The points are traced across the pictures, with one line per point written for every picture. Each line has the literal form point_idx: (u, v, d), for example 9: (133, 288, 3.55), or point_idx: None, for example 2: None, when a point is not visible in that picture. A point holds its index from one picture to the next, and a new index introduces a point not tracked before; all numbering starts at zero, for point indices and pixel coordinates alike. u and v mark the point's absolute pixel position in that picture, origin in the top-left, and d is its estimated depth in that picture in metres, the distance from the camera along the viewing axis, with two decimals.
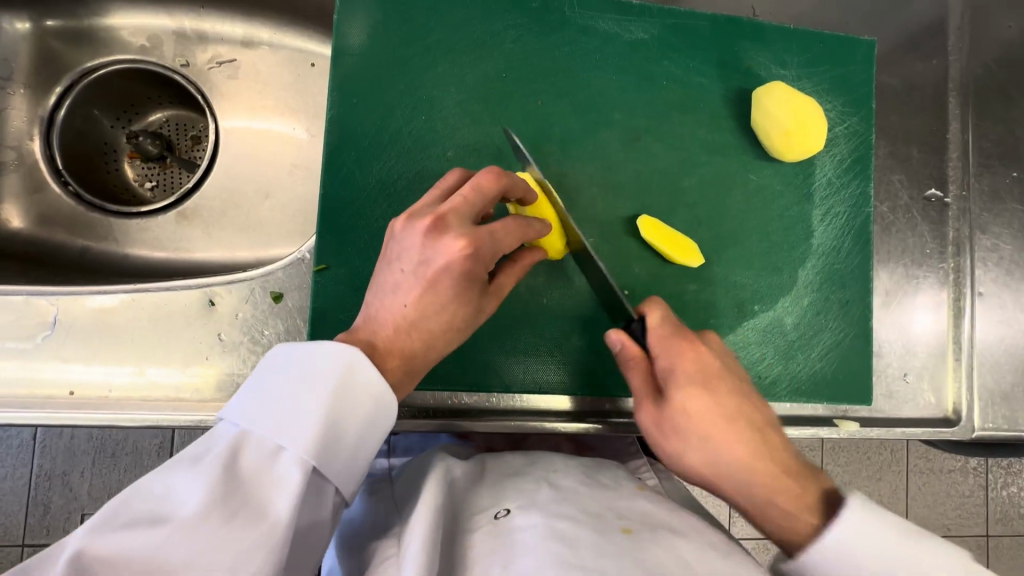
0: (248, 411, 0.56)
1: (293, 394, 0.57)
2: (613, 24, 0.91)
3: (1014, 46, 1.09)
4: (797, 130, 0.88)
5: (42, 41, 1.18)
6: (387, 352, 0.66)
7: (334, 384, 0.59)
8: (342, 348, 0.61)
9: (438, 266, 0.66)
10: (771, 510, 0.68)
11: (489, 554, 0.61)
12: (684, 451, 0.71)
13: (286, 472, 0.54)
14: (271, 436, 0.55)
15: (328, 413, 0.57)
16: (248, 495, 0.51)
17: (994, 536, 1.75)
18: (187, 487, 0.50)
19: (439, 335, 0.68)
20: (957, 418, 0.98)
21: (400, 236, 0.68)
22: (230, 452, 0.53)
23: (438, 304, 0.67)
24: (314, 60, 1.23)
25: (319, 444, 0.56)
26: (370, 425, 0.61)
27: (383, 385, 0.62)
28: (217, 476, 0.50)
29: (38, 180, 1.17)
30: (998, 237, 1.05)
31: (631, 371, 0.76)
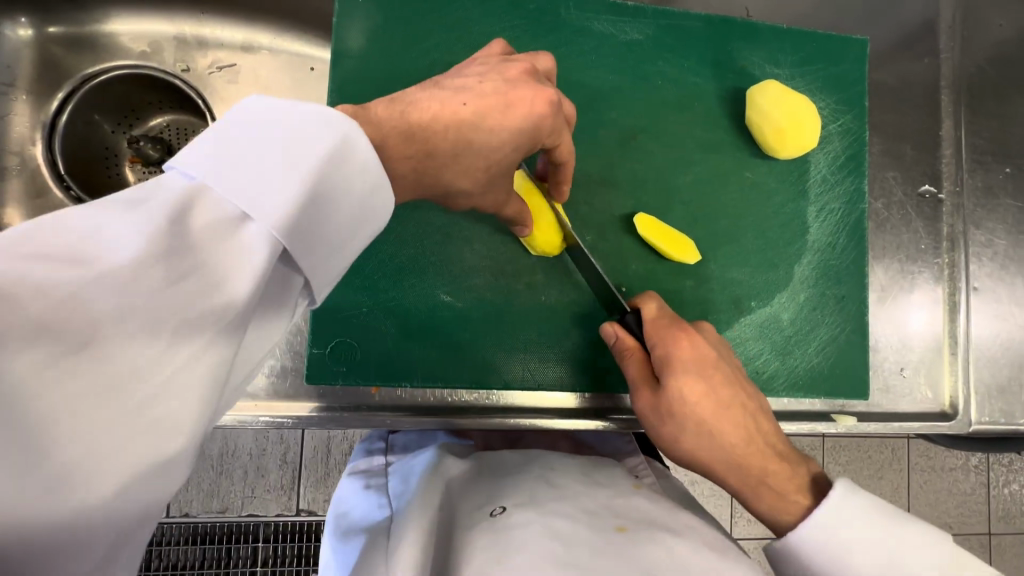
0: (209, 161, 0.44)
1: (268, 161, 0.45)
2: (609, 25, 0.92)
3: (1006, 44, 1.11)
4: (791, 127, 0.89)
5: (44, 48, 1.20)
6: (417, 140, 0.59)
7: (323, 155, 0.48)
8: (337, 119, 0.49)
9: (521, 94, 0.63)
10: (761, 492, 0.72)
11: (484, 548, 0.60)
12: (683, 439, 0.72)
13: (253, 243, 0.43)
14: (235, 197, 0.43)
15: (312, 188, 0.47)
16: (199, 260, 0.41)
17: (996, 534, 1.76)
18: (120, 229, 0.39)
19: (472, 154, 0.62)
20: (954, 412, 0.99)
21: (495, 64, 0.68)
22: (183, 203, 0.41)
23: (502, 123, 0.62)
24: (313, 64, 1.24)
25: (297, 222, 0.46)
26: (355, 219, 0.52)
27: (377, 175, 0.52)
28: (161, 224, 0.39)
29: (39, 186, 1.18)
30: (993, 232, 1.06)
31: (626, 361, 0.78)
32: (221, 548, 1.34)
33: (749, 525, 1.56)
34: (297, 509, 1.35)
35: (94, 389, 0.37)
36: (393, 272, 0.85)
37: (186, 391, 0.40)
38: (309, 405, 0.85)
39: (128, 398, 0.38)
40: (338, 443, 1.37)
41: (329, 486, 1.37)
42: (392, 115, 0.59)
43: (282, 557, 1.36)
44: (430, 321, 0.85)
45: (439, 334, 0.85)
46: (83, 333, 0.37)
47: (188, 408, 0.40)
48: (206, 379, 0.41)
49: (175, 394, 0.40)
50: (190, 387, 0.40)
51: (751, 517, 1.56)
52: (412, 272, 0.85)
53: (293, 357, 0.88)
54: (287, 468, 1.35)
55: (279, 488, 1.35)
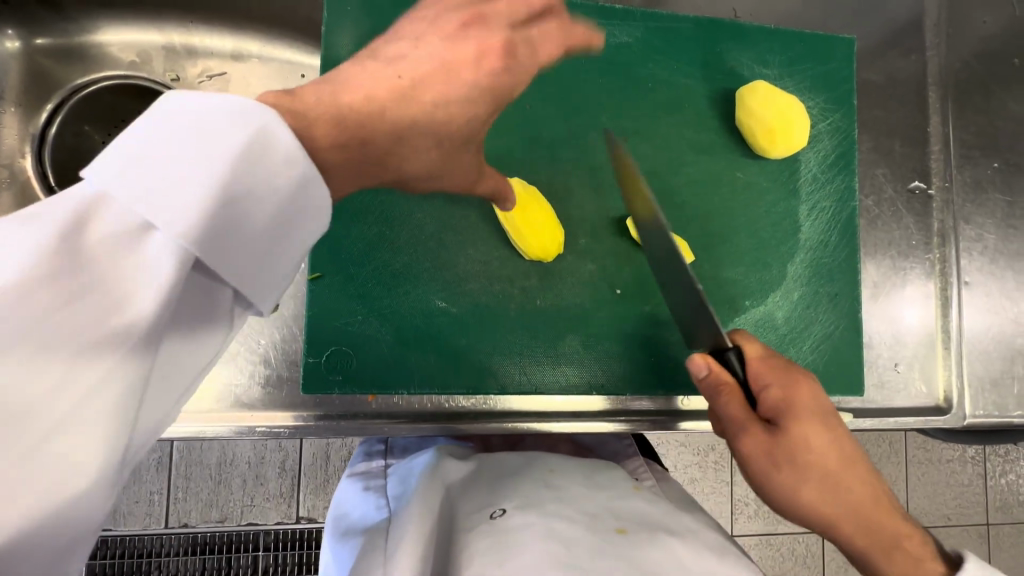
0: (113, 169, 0.41)
1: (176, 166, 0.42)
2: (598, 28, 0.92)
3: (991, 40, 1.12)
4: (781, 128, 0.90)
5: (32, 59, 1.19)
6: (346, 123, 0.52)
7: (235, 152, 0.43)
8: (254, 110, 0.44)
9: (466, 65, 0.60)
10: (896, 556, 0.68)
11: (485, 550, 0.60)
12: (802, 489, 0.68)
13: (159, 253, 0.41)
14: (140, 207, 0.40)
15: (225, 190, 0.43)
16: (99, 276, 0.39)
17: (994, 524, 1.77)
18: (7, 248, 0.37)
19: (420, 129, 0.58)
20: (949, 405, 1.00)
21: (431, 21, 0.63)
22: (81, 212, 0.39)
23: (450, 91, 0.59)
24: (304, 72, 1.24)
25: (209, 227, 0.43)
26: (283, 213, 0.48)
27: (304, 163, 0.47)
28: (51, 236, 0.37)
29: (29, 199, 1.17)
30: (983, 227, 1.07)
31: (723, 400, 0.72)
32: (222, 559, 1.33)
33: (749, 521, 1.56)
34: (296, 517, 1.35)
35: None
36: (387, 279, 0.85)
37: (92, 421, 0.39)
38: (304, 413, 0.85)
39: (25, 430, 0.37)
40: (337, 450, 1.37)
41: (329, 493, 1.37)
42: (323, 90, 0.53)
43: (283, 565, 1.35)
44: (426, 327, 0.85)
45: (436, 339, 0.85)
46: None
47: (93, 435, 0.39)
48: (112, 408, 0.39)
49: (78, 422, 0.38)
50: (94, 414, 0.39)
51: (751, 514, 1.57)
52: (406, 279, 0.85)
53: (290, 364, 0.88)
54: (286, 476, 1.35)
55: (279, 496, 1.34)
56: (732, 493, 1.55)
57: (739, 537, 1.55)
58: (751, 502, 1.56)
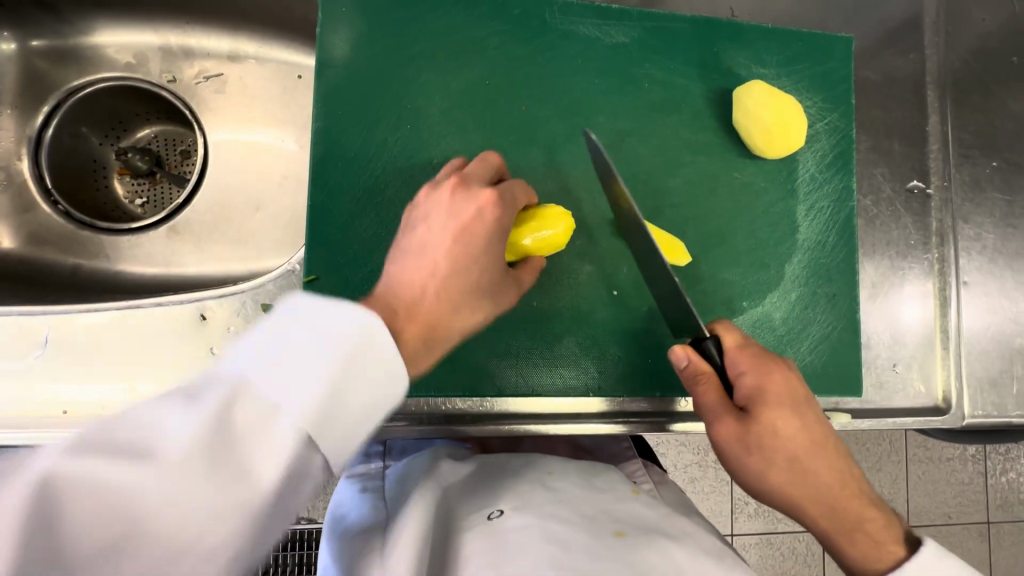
0: (256, 360, 0.49)
1: (303, 360, 0.50)
2: (594, 29, 0.92)
3: (989, 38, 1.11)
4: (778, 128, 0.89)
5: (28, 61, 1.19)
6: (409, 317, 0.60)
7: (348, 351, 0.52)
8: (365, 312, 0.54)
9: (470, 214, 0.68)
10: (856, 538, 0.69)
11: (483, 553, 0.62)
12: (768, 471, 0.69)
13: (281, 435, 0.47)
14: (272, 395, 0.48)
15: (334, 383, 0.50)
16: (232, 456, 0.45)
17: (994, 522, 1.77)
18: (175, 424, 0.44)
19: (465, 298, 0.66)
20: (948, 406, 0.99)
21: (429, 199, 0.71)
22: (226, 400, 0.46)
23: (468, 249, 0.67)
24: (301, 72, 1.24)
25: (319, 417, 0.49)
26: (375, 396, 0.54)
27: (397, 358, 0.54)
28: (205, 423, 0.45)
29: (27, 201, 1.17)
30: (982, 227, 1.06)
31: (700, 389, 0.73)
32: None
33: (748, 521, 1.56)
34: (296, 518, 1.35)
35: (149, 547, 0.43)
36: None
37: (219, 556, 0.45)
38: None
39: (175, 558, 0.44)
40: None
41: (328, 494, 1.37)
42: (378, 305, 0.60)
43: (282, 566, 1.36)
44: None
45: None
46: (135, 513, 0.42)
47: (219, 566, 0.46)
48: (233, 548, 0.46)
49: (212, 554, 0.45)
50: (221, 550, 0.45)
51: (751, 513, 1.57)
52: None
53: None
54: None
55: None
56: (732, 493, 1.55)
57: (739, 536, 1.55)
58: (750, 501, 1.56)
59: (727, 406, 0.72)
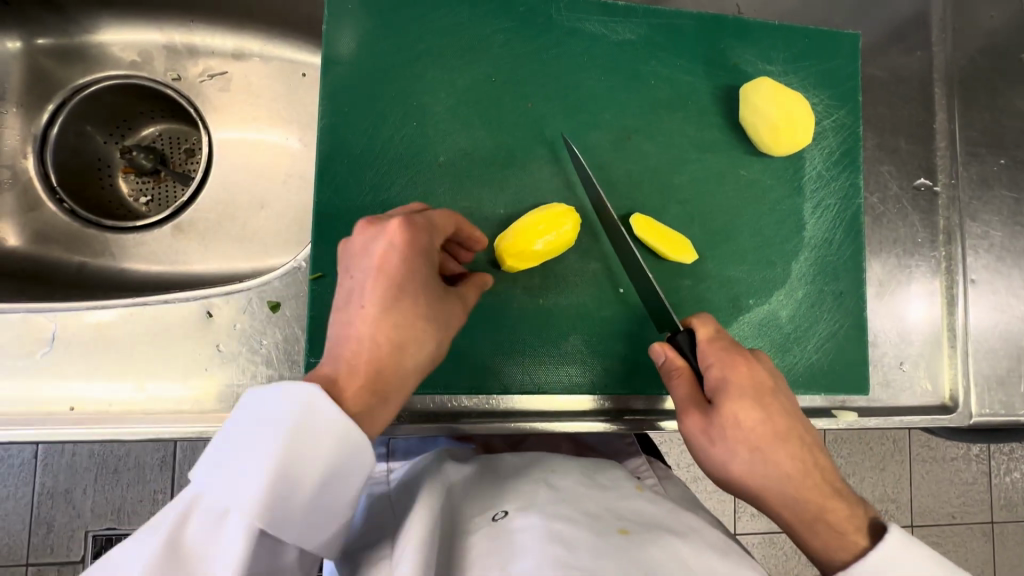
0: (206, 473, 0.53)
1: (247, 462, 0.54)
2: (600, 26, 0.92)
3: (997, 35, 1.11)
4: (785, 125, 0.89)
5: (33, 59, 1.19)
6: (351, 373, 0.61)
7: (288, 435, 0.55)
8: (305, 388, 0.57)
9: (381, 248, 0.65)
10: (818, 528, 0.68)
11: (488, 555, 0.61)
12: (731, 461, 0.69)
13: (233, 539, 0.51)
14: (222, 499, 0.52)
15: (277, 470, 0.54)
16: (189, 571, 0.49)
17: (998, 522, 1.76)
18: (133, 557, 0.48)
19: (406, 331, 0.64)
20: (955, 404, 0.99)
21: (347, 254, 0.68)
22: (177, 522, 0.50)
23: (388, 281, 0.64)
24: (304, 70, 1.24)
25: (270, 503, 0.53)
26: (332, 468, 0.57)
27: (343, 422, 0.57)
28: (156, 552, 0.48)
29: (32, 199, 1.18)
30: (989, 224, 1.06)
31: (675, 382, 0.76)
32: None
33: (751, 520, 1.56)
34: None
35: None
36: None
37: None
38: None
39: None
40: None
41: None
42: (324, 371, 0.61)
43: None
44: None
45: None
46: None
47: None
48: None
49: None
50: None
51: (755, 512, 1.56)
52: None
53: (292, 366, 0.84)
54: None
55: None
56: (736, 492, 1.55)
57: (742, 536, 1.55)
58: None
59: (692, 399, 0.73)
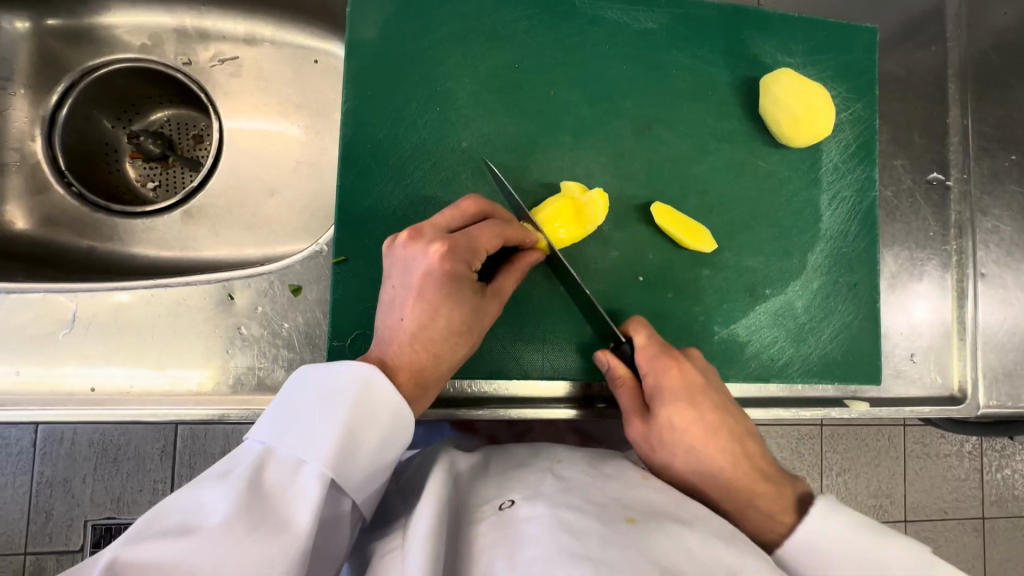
0: (273, 430, 0.59)
1: (316, 420, 0.60)
2: (622, 14, 0.92)
3: (1008, 32, 1.11)
4: (805, 116, 0.90)
5: (41, 40, 1.18)
6: (396, 367, 0.69)
7: (352, 400, 0.62)
8: (364, 365, 0.65)
9: (420, 272, 0.70)
10: (752, 516, 0.72)
11: (494, 544, 0.62)
12: (674, 464, 0.75)
13: (309, 485, 0.56)
14: (293, 452, 0.58)
15: (344, 429, 0.60)
16: (270, 508, 0.54)
17: (989, 518, 1.79)
18: (214, 499, 0.53)
19: (441, 344, 0.71)
20: (963, 396, 1.00)
21: (388, 262, 0.74)
22: (257, 467, 0.56)
23: (427, 305, 0.70)
24: (317, 57, 1.23)
25: (337, 459, 0.59)
26: (387, 438, 0.64)
27: (398, 398, 0.65)
28: (242, 489, 0.53)
29: (40, 182, 1.16)
30: (999, 220, 1.07)
31: (616, 389, 0.81)
32: None
33: None
34: None
35: None
36: None
37: None
38: None
39: None
40: None
41: None
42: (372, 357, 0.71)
43: None
44: None
45: None
46: None
47: None
48: None
49: None
50: None
51: None
52: None
53: (313, 350, 0.84)
54: None
55: None
56: None
57: None
58: None
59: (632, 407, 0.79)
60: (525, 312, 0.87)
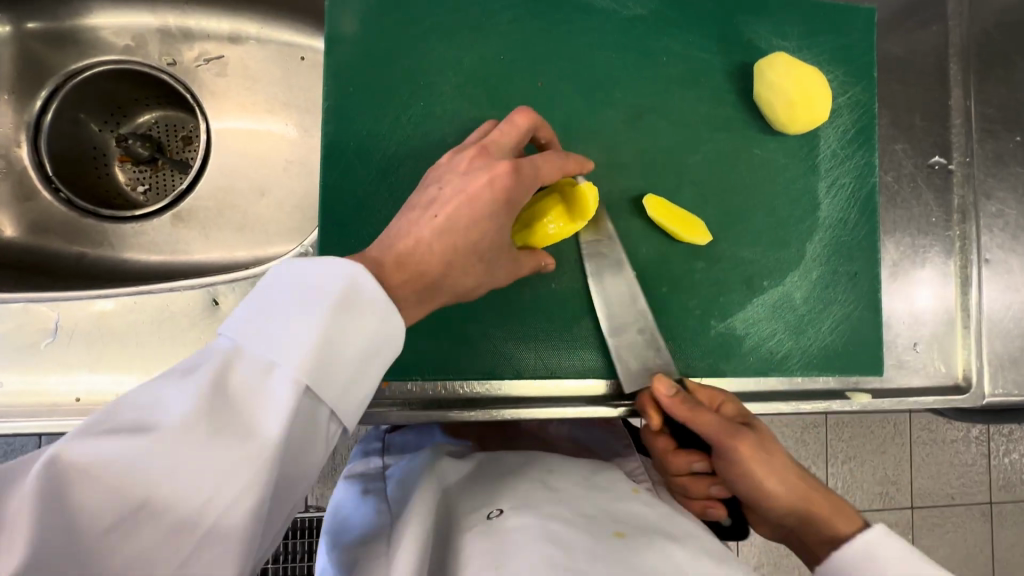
0: (243, 329, 0.54)
1: (291, 321, 0.55)
2: (611, 1, 0.89)
3: (1012, 9, 1.08)
4: (802, 101, 0.87)
5: (24, 44, 1.16)
6: (404, 269, 0.63)
7: (332, 300, 0.57)
8: (348, 263, 0.59)
9: (478, 180, 0.67)
10: (840, 512, 0.72)
11: (483, 552, 0.60)
12: (768, 461, 0.72)
13: (279, 389, 0.52)
14: (263, 355, 0.53)
15: (323, 329, 0.55)
16: (234, 412, 0.51)
17: (996, 502, 1.77)
18: (173, 397, 0.49)
19: (460, 259, 0.66)
20: (967, 385, 0.98)
21: (444, 165, 0.71)
22: (223, 365, 0.52)
23: (472, 219, 0.66)
24: (304, 54, 1.21)
25: (314, 362, 0.54)
26: (373, 345, 0.59)
27: (387, 301, 0.60)
28: (204, 389, 0.49)
29: (28, 188, 1.15)
30: (1003, 203, 1.04)
31: (695, 408, 0.75)
32: None
33: None
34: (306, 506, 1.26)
35: (156, 530, 0.47)
36: None
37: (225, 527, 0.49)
38: None
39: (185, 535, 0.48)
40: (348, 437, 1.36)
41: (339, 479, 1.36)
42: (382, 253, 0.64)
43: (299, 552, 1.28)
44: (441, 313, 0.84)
45: (448, 325, 0.84)
46: (143, 488, 0.46)
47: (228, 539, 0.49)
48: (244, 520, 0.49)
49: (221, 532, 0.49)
50: (231, 526, 0.49)
51: None
52: None
53: None
54: None
55: None
56: None
57: None
58: None
59: (725, 423, 0.73)
60: (518, 309, 0.85)
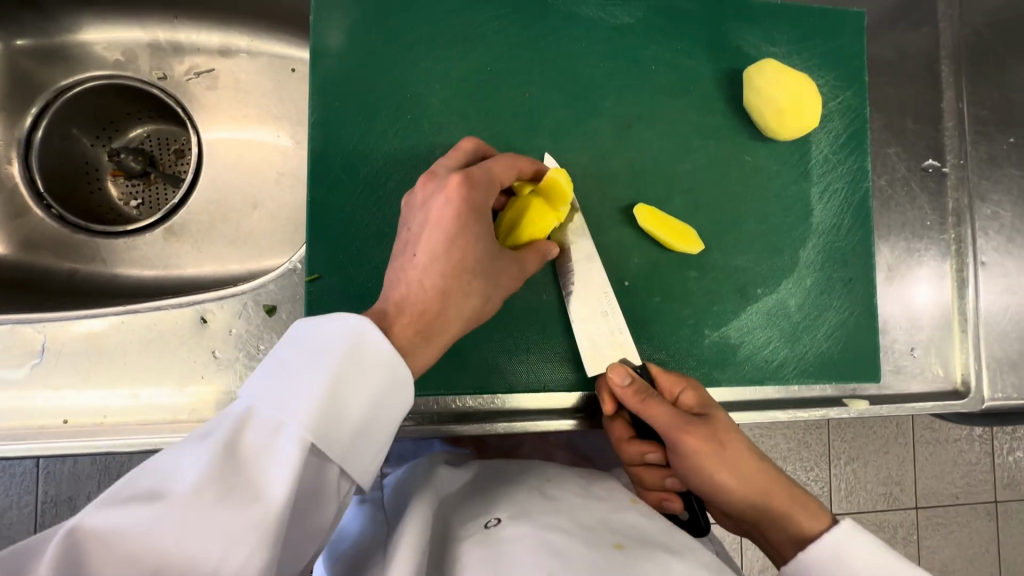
0: (256, 390, 0.54)
1: (301, 379, 0.55)
2: (598, 10, 0.89)
3: (1002, 10, 1.07)
4: (791, 108, 0.86)
5: (12, 61, 1.15)
6: (399, 311, 0.63)
7: (341, 358, 0.57)
8: (358, 320, 0.59)
9: (436, 202, 0.66)
10: (799, 504, 0.71)
11: (478, 563, 0.59)
12: (722, 453, 0.72)
13: (286, 451, 0.51)
14: (273, 415, 0.53)
15: (330, 387, 0.55)
16: (243, 475, 0.50)
17: (1001, 501, 1.75)
18: (187, 463, 0.49)
19: (453, 279, 0.64)
20: (966, 389, 0.97)
21: (409, 209, 0.71)
22: (235, 429, 0.51)
23: (444, 237, 0.65)
24: (294, 66, 1.21)
25: (320, 420, 0.53)
26: (380, 399, 0.58)
27: (393, 354, 0.59)
28: (215, 454, 0.49)
29: (19, 206, 1.14)
30: (998, 205, 1.04)
31: (648, 400, 0.74)
32: None
33: None
34: None
35: None
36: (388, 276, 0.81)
37: None
38: None
39: None
40: None
41: None
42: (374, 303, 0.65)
43: None
44: None
45: None
46: (157, 552, 0.47)
47: None
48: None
49: None
50: None
51: None
52: None
53: None
54: None
55: None
56: None
57: None
58: None
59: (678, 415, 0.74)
60: (509, 321, 0.84)
